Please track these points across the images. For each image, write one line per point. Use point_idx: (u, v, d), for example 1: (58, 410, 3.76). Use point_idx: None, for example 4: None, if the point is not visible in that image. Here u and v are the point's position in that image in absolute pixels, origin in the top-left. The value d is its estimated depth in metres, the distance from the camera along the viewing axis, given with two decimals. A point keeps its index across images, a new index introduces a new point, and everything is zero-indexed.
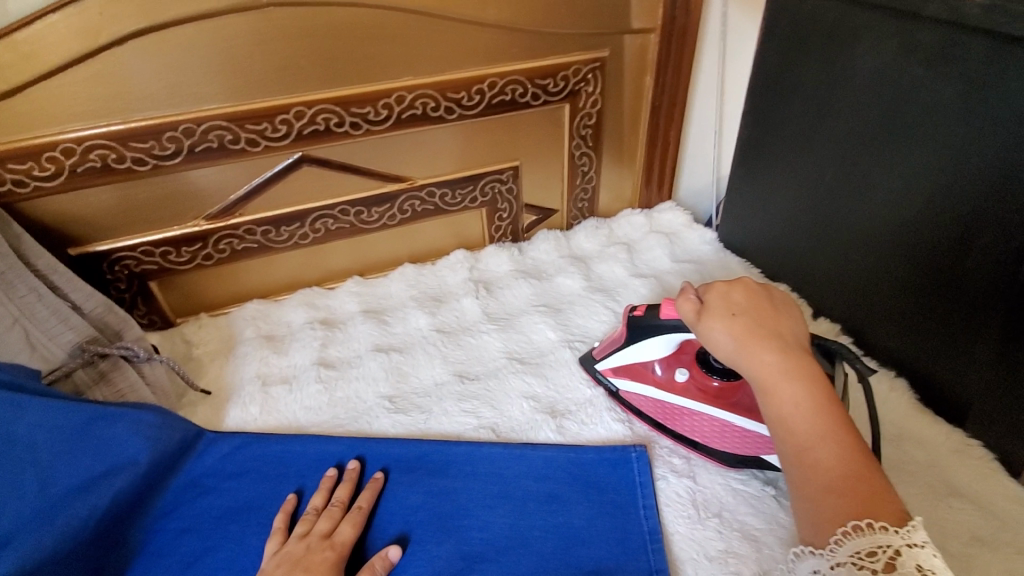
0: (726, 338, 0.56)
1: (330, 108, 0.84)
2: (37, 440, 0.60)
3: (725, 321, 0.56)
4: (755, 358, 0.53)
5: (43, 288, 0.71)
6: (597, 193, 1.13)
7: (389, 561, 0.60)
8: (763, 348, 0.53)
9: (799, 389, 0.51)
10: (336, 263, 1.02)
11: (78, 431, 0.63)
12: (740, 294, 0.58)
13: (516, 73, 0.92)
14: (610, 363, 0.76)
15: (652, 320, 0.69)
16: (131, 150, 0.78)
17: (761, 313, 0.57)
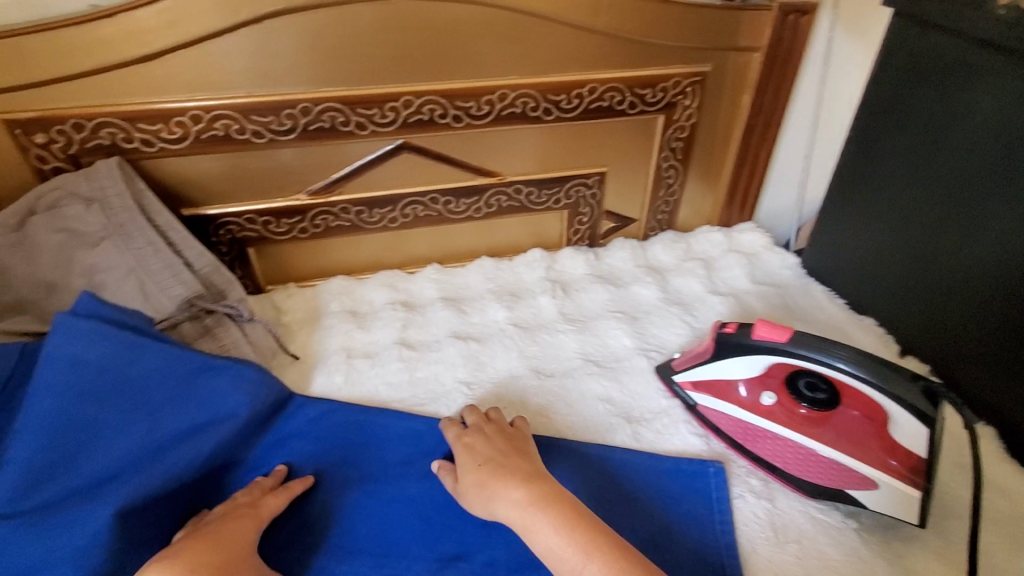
0: (473, 488, 0.62)
1: (436, 100, 0.87)
2: (152, 383, 0.65)
3: (472, 473, 0.63)
4: (512, 494, 0.59)
5: (159, 242, 0.78)
6: (678, 207, 1.12)
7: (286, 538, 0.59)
8: (509, 486, 0.59)
9: (548, 520, 0.56)
10: (418, 249, 1.05)
11: (188, 379, 0.68)
12: (485, 445, 0.66)
13: (617, 81, 0.93)
14: (689, 375, 0.76)
15: (742, 337, 0.70)
16: (252, 122, 0.83)
17: (502, 453, 0.64)
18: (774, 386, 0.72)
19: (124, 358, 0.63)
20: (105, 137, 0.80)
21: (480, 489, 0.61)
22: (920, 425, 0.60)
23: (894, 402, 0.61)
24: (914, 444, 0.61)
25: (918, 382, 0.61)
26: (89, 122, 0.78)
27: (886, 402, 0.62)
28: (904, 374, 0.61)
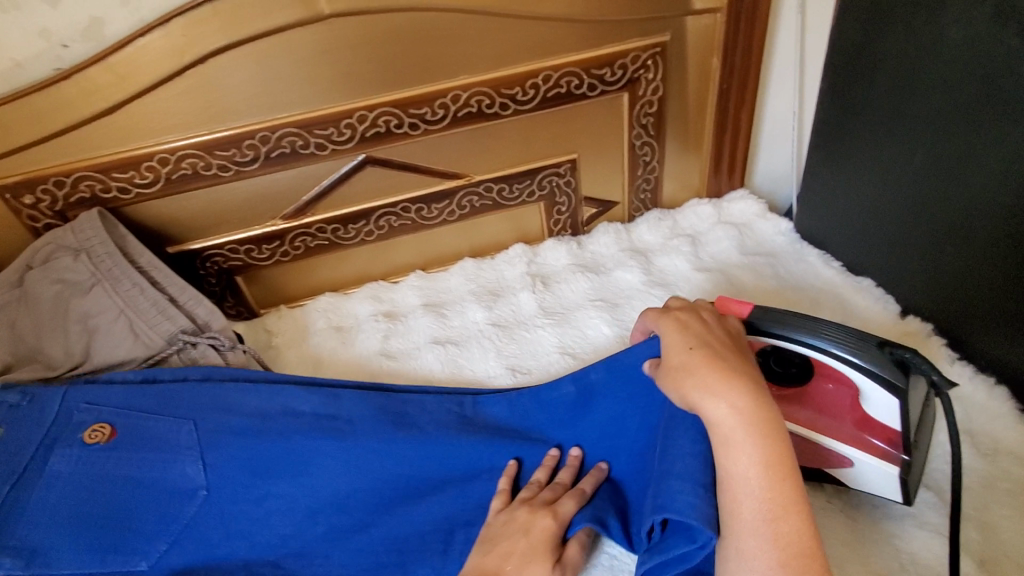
0: (676, 372, 0.54)
1: (390, 111, 0.88)
2: (207, 425, 0.73)
3: (680, 354, 0.55)
4: (721, 397, 0.50)
5: (144, 282, 0.83)
6: (660, 184, 1.09)
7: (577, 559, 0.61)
8: (727, 392, 0.50)
9: (758, 446, 0.48)
10: (401, 257, 1.07)
11: (225, 408, 0.75)
12: (702, 329, 0.57)
13: (572, 64, 0.90)
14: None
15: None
16: (216, 158, 0.86)
17: (719, 344, 0.55)
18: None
19: (231, 414, 0.74)
20: (85, 190, 0.85)
21: (688, 374, 0.53)
22: (891, 397, 0.57)
23: (863, 374, 0.58)
24: (890, 417, 0.58)
25: (887, 353, 0.57)
26: (69, 178, 0.84)
27: (855, 375, 0.58)
28: (872, 345, 0.57)
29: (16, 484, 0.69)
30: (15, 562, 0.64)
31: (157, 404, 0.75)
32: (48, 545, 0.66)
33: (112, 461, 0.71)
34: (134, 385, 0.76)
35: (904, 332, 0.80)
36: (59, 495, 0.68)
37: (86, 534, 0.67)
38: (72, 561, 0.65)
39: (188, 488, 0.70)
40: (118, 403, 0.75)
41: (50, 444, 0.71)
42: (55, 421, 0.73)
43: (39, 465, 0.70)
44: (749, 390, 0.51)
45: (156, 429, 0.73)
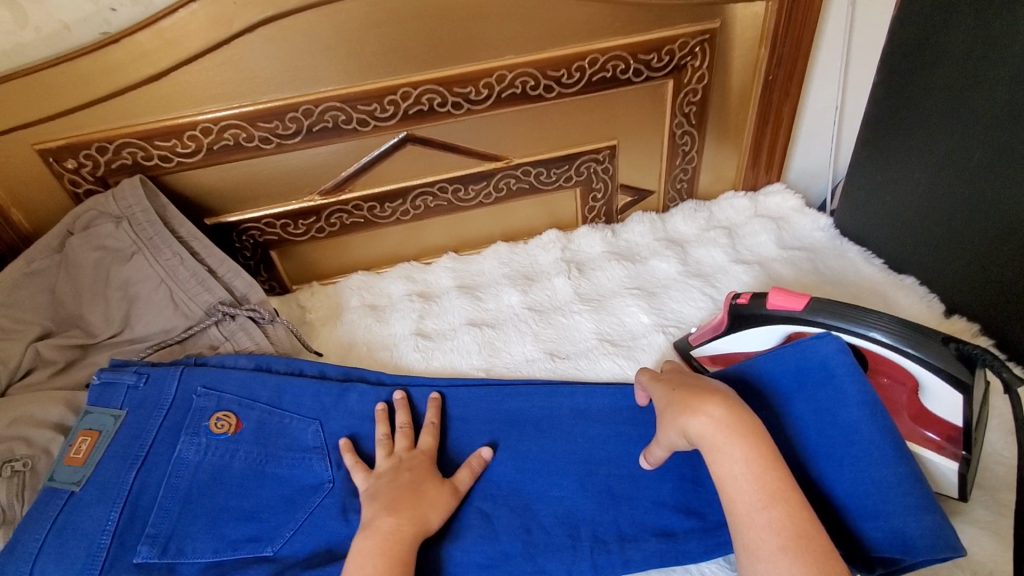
0: (664, 412, 0.61)
1: (435, 89, 0.87)
2: (335, 426, 0.71)
3: (668, 396, 0.62)
4: (723, 447, 0.54)
5: (184, 252, 0.83)
6: (697, 174, 1.08)
7: (482, 459, 0.67)
8: (705, 406, 0.57)
9: (741, 447, 0.54)
10: (433, 238, 1.06)
11: (337, 402, 0.73)
12: (677, 376, 0.65)
13: (619, 48, 0.89)
14: (707, 351, 0.76)
15: (758, 307, 0.68)
16: (258, 129, 0.86)
17: (694, 381, 0.62)
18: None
19: (337, 410, 0.72)
20: (127, 157, 0.85)
21: (672, 417, 0.59)
22: (953, 391, 0.57)
23: (923, 366, 0.58)
24: (950, 412, 0.58)
25: (951, 347, 0.57)
26: (112, 144, 0.83)
27: (915, 366, 0.59)
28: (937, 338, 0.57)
29: (144, 467, 0.66)
30: (152, 550, 0.61)
31: (277, 395, 0.72)
32: (177, 532, 0.62)
33: (237, 453, 0.68)
34: (250, 371, 0.74)
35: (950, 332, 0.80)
36: (186, 482, 0.65)
37: (207, 525, 0.63)
38: (202, 552, 0.61)
39: (314, 482, 0.67)
40: (238, 390, 0.72)
41: (177, 427, 0.69)
42: (173, 405, 0.70)
43: (167, 447, 0.67)
44: (739, 437, 0.54)
45: (278, 423, 0.71)
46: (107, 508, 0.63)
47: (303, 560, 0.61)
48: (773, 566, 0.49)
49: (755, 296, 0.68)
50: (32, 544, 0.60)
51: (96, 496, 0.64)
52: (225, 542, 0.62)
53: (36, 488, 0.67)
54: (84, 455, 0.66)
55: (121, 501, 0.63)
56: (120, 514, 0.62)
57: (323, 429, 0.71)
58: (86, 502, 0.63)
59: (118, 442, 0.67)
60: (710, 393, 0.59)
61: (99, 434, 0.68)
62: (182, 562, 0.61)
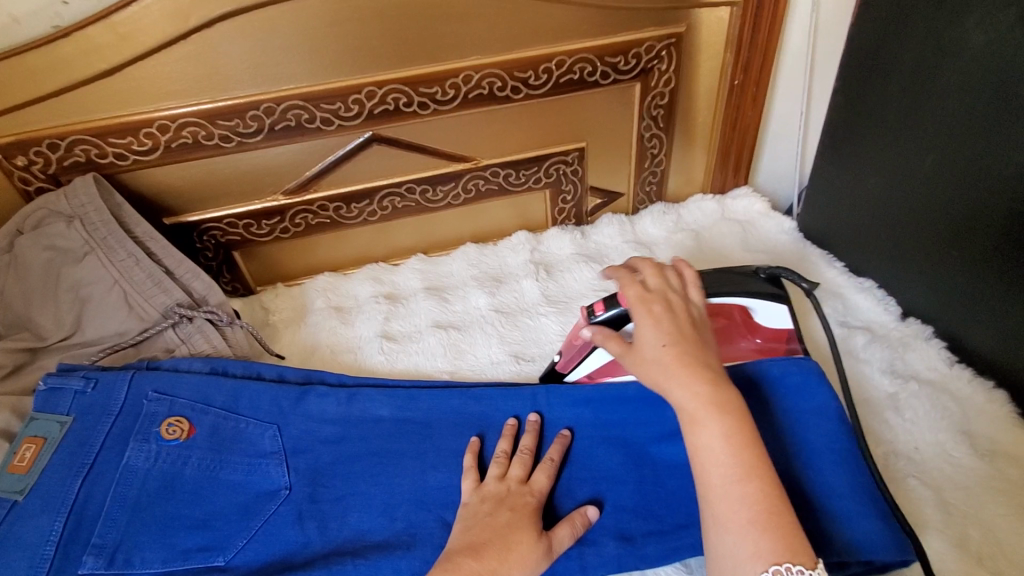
0: (651, 363, 0.56)
1: (400, 89, 0.86)
2: (292, 434, 0.70)
3: (656, 348, 0.56)
4: (707, 421, 0.52)
5: (139, 253, 0.80)
6: (665, 177, 1.08)
7: (588, 520, 0.62)
8: (691, 378, 0.54)
9: (722, 422, 0.52)
10: (402, 239, 1.05)
11: (295, 409, 0.71)
12: (674, 322, 0.57)
13: (586, 50, 0.89)
14: (579, 372, 0.74)
15: (614, 314, 0.65)
16: (218, 128, 0.84)
17: (687, 337, 0.57)
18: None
19: (295, 416, 0.71)
20: (80, 154, 0.82)
21: (662, 374, 0.55)
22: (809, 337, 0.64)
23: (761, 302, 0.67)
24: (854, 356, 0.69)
25: (760, 275, 0.69)
26: (64, 141, 0.80)
27: (749, 302, 0.67)
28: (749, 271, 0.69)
29: (91, 475, 0.64)
30: (98, 561, 0.59)
31: (234, 400, 0.71)
32: (125, 541, 0.61)
33: (191, 460, 0.66)
34: (206, 374, 0.72)
35: (905, 335, 0.82)
36: (134, 490, 0.63)
37: (155, 534, 0.61)
38: (151, 562, 0.60)
39: (270, 489, 0.66)
40: (193, 395, 0.70)
41: (127, 434, 0.67)
42: (124, 410, 0.68)
43: (115, 454, 0.65)
44: (718, 412, 0.52)
45: (234, 428, 0.69)
46: (50, 518, 0.60)
47: (257, 570, 0.60)
48: (742, 540, 0.48)
49: (608, 305, 0.66)
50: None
51: (39, 505, 0.61)
52: (175, 551, 0.61)
53: None
54: (29, 462, 0.64)
55: (65, 510, 0.61)
56: (64, 524, 0.60)
57: (281, 434, 0.70)
58: (29, 511, 0.61)
59: (64, 449, 0.65)
60: (702, 363, 0.55)
61: (45, 441, 0.65)
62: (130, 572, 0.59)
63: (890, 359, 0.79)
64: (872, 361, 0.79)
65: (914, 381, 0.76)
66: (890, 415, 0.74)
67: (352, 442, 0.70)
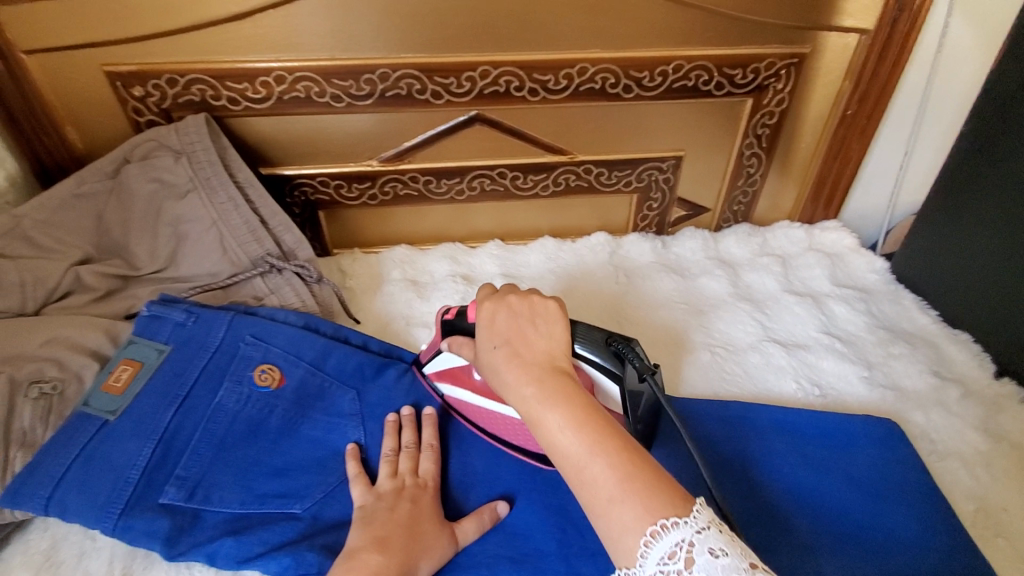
0: (494, 375, 0.51)
1: (514, 71, 0.85)
2: (370, 402, 0.69)
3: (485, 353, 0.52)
4: (544, 411, 0.46)
5: (240, 198, 0.81)
6: (755, 199, 1.06)
7: (497, 514, 0.61)
8: (523, 378, 0.48)
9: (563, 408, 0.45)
10: (480, 223, 1.04)
11: (376, 377, 0.71)
12: (504, 322, 0.53)
13: (705, 58, 0.87)
14: (432, 367, 0.69)
15: (465, 324, 0.61)
16: (331, 86, 0.84)
17: (522, 331, 0.52)
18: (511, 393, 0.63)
19: (377, 384, 0.70)
20: (196, 93, 0.83)
21: (502, 378, 0.50)
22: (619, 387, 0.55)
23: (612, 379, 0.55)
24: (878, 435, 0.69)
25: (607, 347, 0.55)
26: (183, 78, 0.82)
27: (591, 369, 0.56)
28: (594, 332, 0.56)
29: (183, 407, 0.64)
30: (179, 493, 0.59)
31: (320, 357, 0.70)
32: (206, 478, 0.61)
33: (276, 410, 0.66)
34: (298, 328, 0.72)
35: (999, 395, 0.79)
36: (222, 429, 0.64)
37: (234, 476, 0.61)
38: (228, 503, 0.60)
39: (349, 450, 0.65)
40: (285, 346, 0.70)
41: (221, 372, 0.67)
42: (218, 348, 0.68)
43: (208, 391, 0.66)
44: (545, 400, 0.46)
45: (320, 386, 0.69)
46: (140, 443, 0.61)
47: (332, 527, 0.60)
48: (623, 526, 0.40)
49: (458, 315, 0.62)
50: (55, 469, 0.59)
51: (129, 429, 0.62)
52: (252, 495, 0.60)
53: (63, 414, 0.65)
54: (123, 385, 0.65)
55: (155, 438, 0.62)
56: (152, 451, 0.61)
57: (360, 399, 0.69)
58: (120, 432, 0.61)
59: (158, 377, 0.66)
60: (533, 359, 0.49)
61: (141, 366, 0.66)
62: (208, 509, 0.59)
63: (983, 417, 0.76)
64: (965, 416, 0.76)
65: (1009, 445, 0.73)
66: (980, 472, 0.71)
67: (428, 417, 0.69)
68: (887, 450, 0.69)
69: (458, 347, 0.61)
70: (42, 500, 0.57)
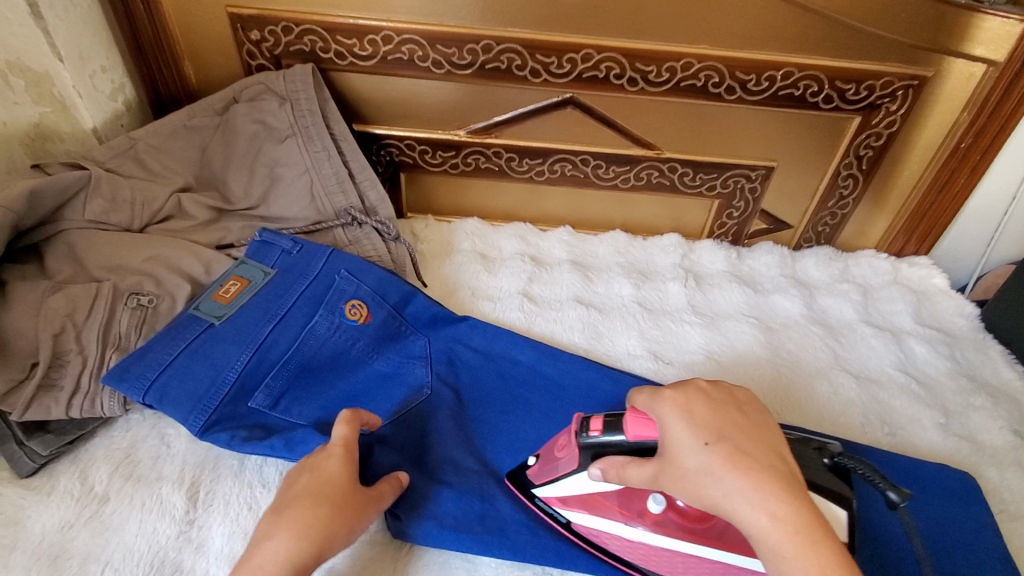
0: (698, 478, 0.46)
1: (617, 58, 0.84)
2: (431, 354, 0.75)
3: (694, 451, 0.46)
4: (782, 547, 0.43)
5: (333, 150, 0.84)
6: (843, 223, 1.01)
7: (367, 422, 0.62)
8: (763, 497, 0.44)
9: (765, 494, 0.44)
10: (552, 208, 1.04)
11: (449, 328, 0.78)
12: (706, 411, 0.49)
13: (817, 69, 0.84)
14: (551, 491, 0.61)
15: (616, 444, 0.54)
16: (434, 52, 0.85)
17: (738, 429, 0.48)
18: (642, 509, 0.58)
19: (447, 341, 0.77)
20: (306, 44, 0.86)
21: (721, 485, 0.45)
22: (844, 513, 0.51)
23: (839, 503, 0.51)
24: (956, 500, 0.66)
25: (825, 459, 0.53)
26: (297, 27, 0.85)
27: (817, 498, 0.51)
28: (809, 451, 0.53)
29: (279, 325, 0.70)
30: (266, 400, 0.66)
31: (403, 303, 0.77)
32: (289, 392, 0.67)
33: (359, 343, 0.72)
34: (389, 272, 0.78)
35: None
36: (311, 352, 0.69)
37: (312, 393, 0.68)
38: (305, 416, 0.66)
39: (414, 386, 0.72)
40: (374, 286, 0.76)
41: (317, 301, 0.73)
42: (316, 278, 0.74)
43: (304, 316, 0.71)
44: (807, 538, 0.43)
45: (398, 329, 0.75)
46: (239, 349, 0.67)
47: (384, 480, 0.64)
48: None
49: (607, 429, 0.54)
50: (163, 357, 0.64)
51: (230, 335, 0.68)
52: (326, 413, 0.67)
53: (154, 327, 0.69)
54: (232, 296, 0.71)
55: (252, 347, 0.67)
56: (249, 360, 0.66)
57: (429, 346, 0.76)
58: (222, 336, 0.68)
59: (263, 295, 0.72)
60: (758, 462, 0.46)
61: (249, 283, 0.73)
62: (286, 419, 0.66)
63: None
64: None
65: None
66: None
67: (489, 380, 0.74)
68: (953, 501, 0.66)
69: (623, 471, 0.52)
70: (144, 383, 0.62)
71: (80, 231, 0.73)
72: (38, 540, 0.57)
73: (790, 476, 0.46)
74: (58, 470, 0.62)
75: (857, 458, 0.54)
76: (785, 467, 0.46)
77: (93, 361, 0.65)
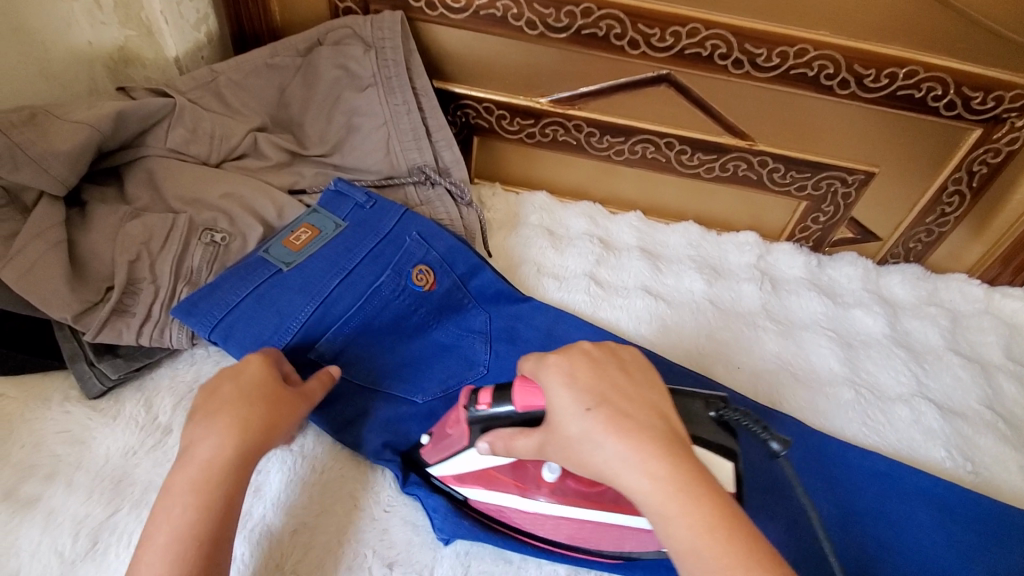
0: (579, 445, 0.45)
1: (725, 36, 0.78)
2: (492, 330, 0.73)
3: (578, 418, 0.45)
4: (675, 514, 0.42)
5: (413, 105, 0.81)
6: (937, 242, 0.94)
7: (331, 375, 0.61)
8: (643, 459, 0.43)
9: (644, 448, 0.43)
10: (625, 191, 0.99)
11: (512, 305, 0.74)
12: (589, 373, 0.48)
13: (945, 70, 0.76)
14: (448, 470, 0.59)
15: (502, 415, 0.52)
16: (531, 11, 0.81)
17: (617, 390, 0.47)
18: (537, 477, 0.57)
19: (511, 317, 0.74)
20: None
21: (602, 452, 0.44)
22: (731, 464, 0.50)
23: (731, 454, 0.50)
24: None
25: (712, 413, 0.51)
26: None
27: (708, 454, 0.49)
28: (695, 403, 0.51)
29: (346, 280, 0.68)
30: (325, 354, 0.65)
31: (470, 275, 0.74)
32: (348, 349, 0.66)
33: (421, 309, 0.70)
34: (459, 240, 0.75)
35: None
36: (374, 312, 0.68)
37: (371, 354, 0.67)
38: (362, 377, 0.65)
39: (471, 361, 0.70)
40: (443, 253, 0.74)
41: (385, 261, 0.71)
42: (386, 237, 0.72)
43: (371, 274, 0.69)
44: (687, 493, 0.42)
45: (462, 301, 0.73)
46: (304, 299, 0.65)
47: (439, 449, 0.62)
48: None
49: (496, 402, 0.52)
50: (230, 297, 0.63)
51: (297, 284, 0.66)
52: (382, 375, 0.66)
53: (225, 265, 0.69)
54: (302, 244, 0.69)
55: (317, 299, 0.66)
56: (313, 312, 0.65)
57: (491, 321, 0.73)
58: (288, 284, 0.66)
59: (332, 246, 0.70)
60: (641, 420, 0.45)
61: (319, 233, 0.71)
62: (343, 376, 0.65)
63: None
64: None
65: None
66: None
67: None
68: None
69: (510, 442, 0.51)
70: (211, 320, 0.62)
71: (161, 159, 0.73)
72: (104, 460, 0.58)
73: (664, 428, 0.45)
74: (125, 395, 0.63)
75: (740, 408, 0.52)
76: (661, 422, 0.46)
77: (165, 291, 0.64)
